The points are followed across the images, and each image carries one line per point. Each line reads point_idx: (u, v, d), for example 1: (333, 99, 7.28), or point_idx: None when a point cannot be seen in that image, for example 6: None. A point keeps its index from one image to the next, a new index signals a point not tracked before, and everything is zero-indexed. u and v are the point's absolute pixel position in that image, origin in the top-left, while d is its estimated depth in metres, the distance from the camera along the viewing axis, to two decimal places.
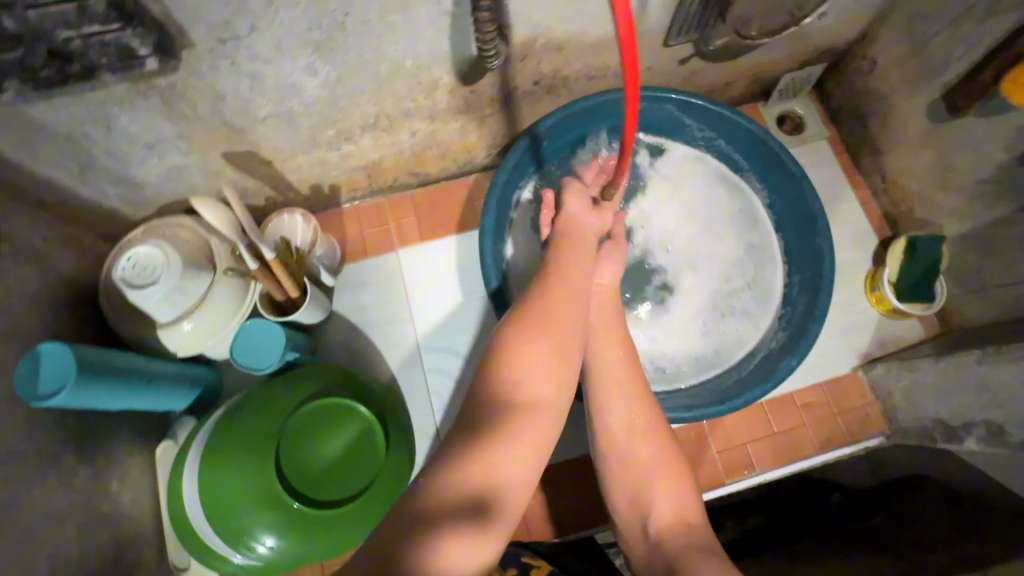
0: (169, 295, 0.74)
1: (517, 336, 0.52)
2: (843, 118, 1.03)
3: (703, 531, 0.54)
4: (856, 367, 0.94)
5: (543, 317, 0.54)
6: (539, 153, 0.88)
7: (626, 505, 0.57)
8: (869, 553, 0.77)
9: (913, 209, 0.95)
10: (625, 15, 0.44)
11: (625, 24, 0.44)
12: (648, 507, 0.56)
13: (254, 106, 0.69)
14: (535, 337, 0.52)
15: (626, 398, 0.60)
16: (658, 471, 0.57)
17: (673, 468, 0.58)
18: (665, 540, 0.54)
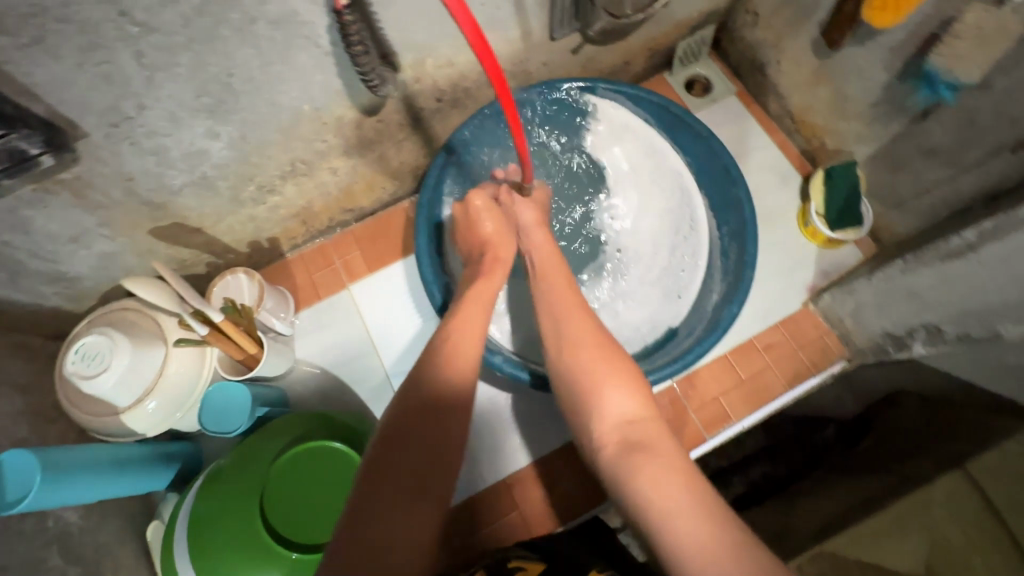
0: (125, 380, 0.74)
1: (418, 390, 0.58)
2: (743, 71, 1.08)
3: (655, 432, 0.53)
4: (805, 301, 0.97)
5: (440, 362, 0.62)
6: (460, 166, 0.92)
7: (577, 411, 0.58)
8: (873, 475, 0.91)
9: (825, 141, 0.99)
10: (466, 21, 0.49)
11: (467, 24, 0.49)
12: (596, 409, 0.56)
13: (167, 179, 0.70)
14: (434, 383, 0.59)
15: (576, 333, 0.64)
16: (604, 373, 0.59)
17: (624, 375, 0.58)
18: (608, 443, 0.54)
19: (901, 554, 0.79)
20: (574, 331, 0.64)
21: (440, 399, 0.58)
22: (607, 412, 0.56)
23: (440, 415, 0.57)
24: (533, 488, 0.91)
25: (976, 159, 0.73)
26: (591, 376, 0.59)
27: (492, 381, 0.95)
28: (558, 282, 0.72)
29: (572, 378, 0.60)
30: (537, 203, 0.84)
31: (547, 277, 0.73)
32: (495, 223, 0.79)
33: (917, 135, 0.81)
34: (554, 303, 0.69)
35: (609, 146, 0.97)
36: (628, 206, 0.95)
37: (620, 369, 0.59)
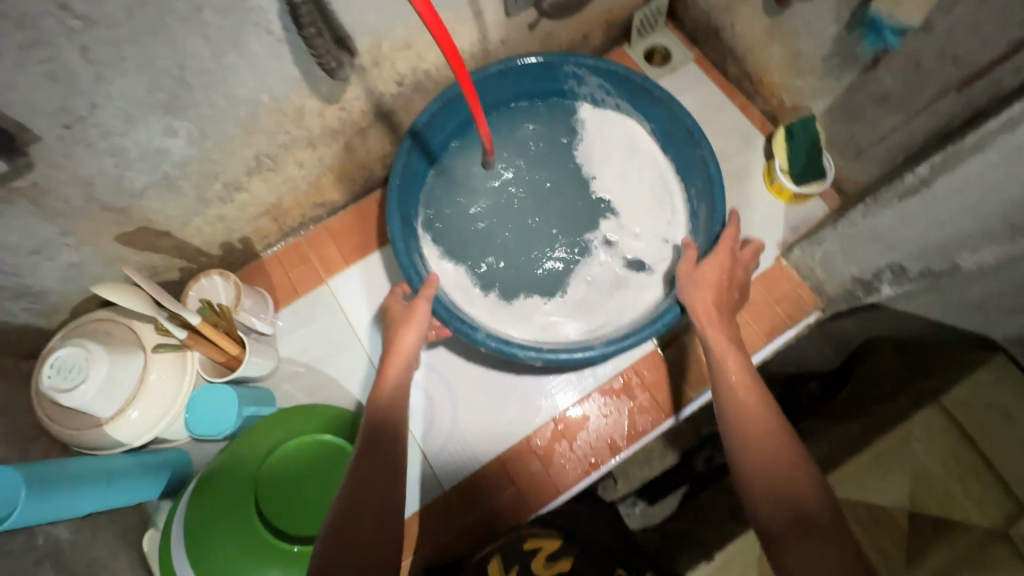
0: (104, 388, 0.72)
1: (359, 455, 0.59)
2: (700, 38, 1.09)
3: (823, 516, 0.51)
4: (777, 256, 0.99)
5: (376, 428, 0.63)
6: (426, 148, 0.91)
7: (743, 469, 0.57)
8: (860, 421, 0.95)
9: (783, 99, 1.01)
10: None
11: None
12: (762, 474, 0.55)
13: (128, 181, 0.69)
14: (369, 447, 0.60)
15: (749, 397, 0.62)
16: (777, 444, 0.56)
17: (796, 453, 0.56)
18: (768, 517, 0.53)
19: (886, 491, 0.86)
20: (748, 391, 0.62)
21: (378, 462, 0.59)
22: (782, 492, 0.53)
23: (387, 481, 0.57)
24: (528, 462, 0.91)
25: (926, 101, 0.76)
26: (772, 448, 0.56)
27: (478, 361, 0.96)
28: (731, 348, 0.69)
29: (737, 440, 0.59)
30: (706, 279, 0.78)
31: (719, 334, 0.71)
32: (405, 315, 0.77)
33: (869, 84, 0.84)
34: (728, 362, 0.67)
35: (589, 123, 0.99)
36: (604, 181, 0.96)
37: (791, 445, 0.56)
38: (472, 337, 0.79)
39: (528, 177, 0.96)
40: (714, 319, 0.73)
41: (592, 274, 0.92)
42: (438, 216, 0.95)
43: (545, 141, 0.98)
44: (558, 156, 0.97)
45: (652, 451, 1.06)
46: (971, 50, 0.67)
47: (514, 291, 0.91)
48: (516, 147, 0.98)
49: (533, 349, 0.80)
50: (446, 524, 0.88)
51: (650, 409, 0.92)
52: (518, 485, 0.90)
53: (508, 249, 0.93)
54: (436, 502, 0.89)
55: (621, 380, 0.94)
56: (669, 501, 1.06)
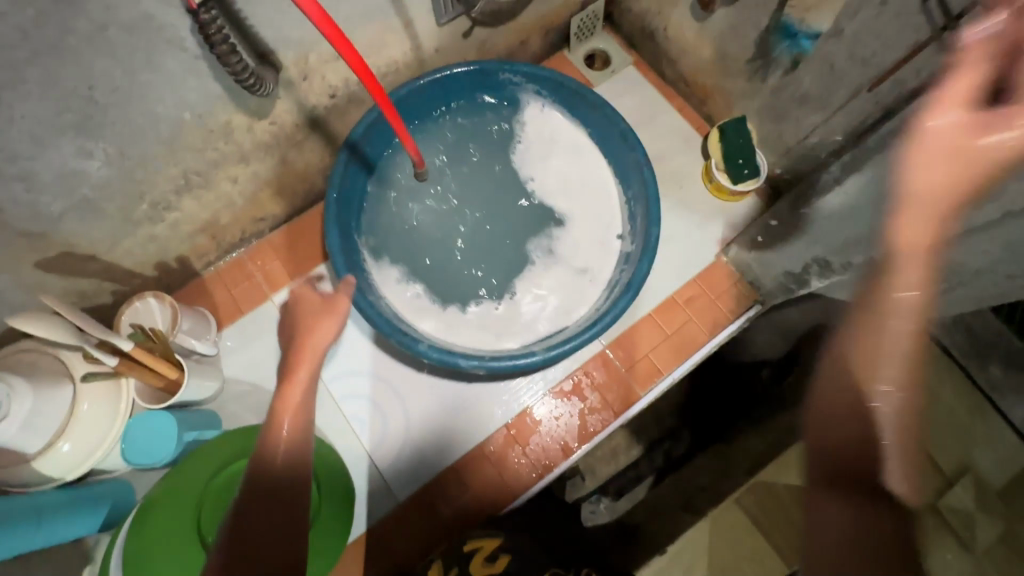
0: (27, 424, 0.69)
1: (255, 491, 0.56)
2: (637, 41, 1.12)
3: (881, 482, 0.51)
4: (718, 253, 1.02)
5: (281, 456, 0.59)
6: (364, 160, 0.90)
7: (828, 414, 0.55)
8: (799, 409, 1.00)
9: (717, 100, 1.04)
10: (315, 11, 0.55)
11: (317, 14, 0.55)
12: (852, 424, 0.53)
13: (43, 206, 0.66)
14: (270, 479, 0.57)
15: (900, 338, 0.52)
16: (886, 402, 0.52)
17: (898, 417, 0.52)
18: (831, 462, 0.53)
19: None
20: (907, 328, 0.52)
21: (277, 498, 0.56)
22: (851, 438, 0.53)
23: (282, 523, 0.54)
24: (481, 469, 0.91)
25: (842, 101, 0.79)
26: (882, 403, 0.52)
27: (428, 371, 0.95)
28: (920, 254, 0.51)
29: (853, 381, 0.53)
30: (954, 153, 0.49)
31: (919, 239, 0.51)
32: (321, 308, 0.69)
33: (790, 85, 0.87)
34: (909, 275, 0.52)
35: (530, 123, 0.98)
36: (549, 185, 0.96)
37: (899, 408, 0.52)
38: (414, 348, 0.79)
39: (472, 184, 0.95)
40: (931, 208, 0.51)
41: (534, 276, 0.92)
42: (378, 225, 0.93)
43: (488, 146, 0.97)
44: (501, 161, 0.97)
45: (617, 446, 1.06)
46: (875, 53, 0.71)
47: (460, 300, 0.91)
48: (460, 152, 0.96)
49: (475, 358, 0.80)
50: (399, 536, 0.88)
51: (601, 411, 0.94)
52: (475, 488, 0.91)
53: (453, 258, 0.92)
54: (390, 514, 0.89)
55: (571, 382, 0.95)
56: (635, 494, 1.04)
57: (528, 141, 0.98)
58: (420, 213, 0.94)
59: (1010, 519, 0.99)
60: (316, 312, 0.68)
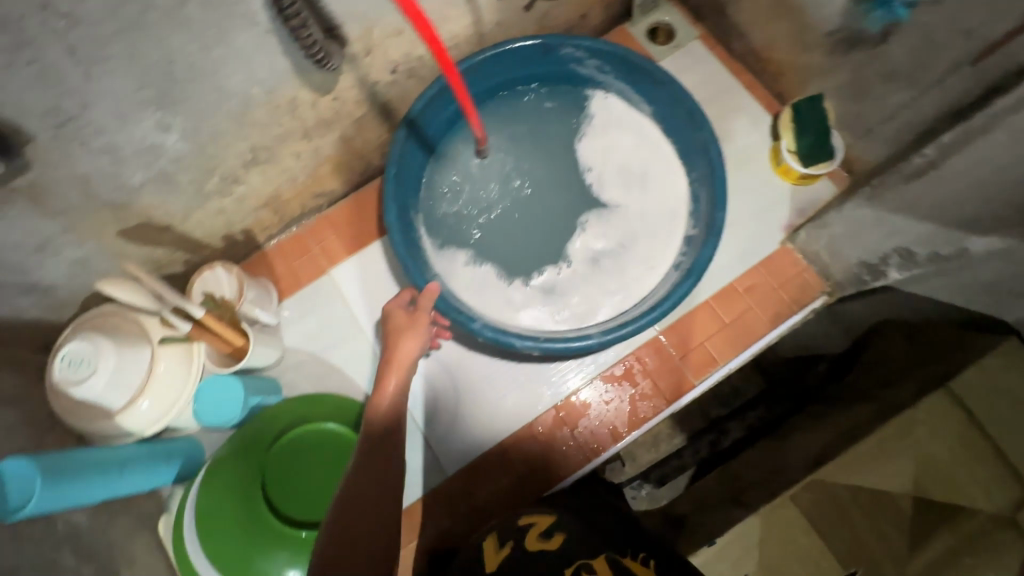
0: (113, 380, 0.74)
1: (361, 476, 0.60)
2: (705, 13, 1.05)
3: None
4: (783, 240, 0.97)
5: (379, 450, 0.63)
6: (422, 137, 0.90)
7: None
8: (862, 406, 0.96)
9: (790, 76, 0.98)
10: None
11: None
12: None
13: (125, 178, 0.70)
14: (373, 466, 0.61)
15: None
16: None
17: None
18: None
19: (889, 476, 0.88)
20: None
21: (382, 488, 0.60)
22: None
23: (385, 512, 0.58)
24: (528, 447, 0.92)
25: (937, 78, 0.73)
26: None
27: (479, 349, 0.96)
28: None
29: None
30: None
31: None
32: (406, 323, 0.74)
33: (877, 59, 0.80)
34: None
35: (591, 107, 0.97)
36: (606, 168, 0.94)
37: None
38: (469, 327, 0.80)
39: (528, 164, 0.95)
40: None
41: (588, 260, 0.91)
42: (436, 206, 0.94)
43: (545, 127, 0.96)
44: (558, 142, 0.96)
45: (660, 434, 1.12)
46: (983, 22, 0.64)
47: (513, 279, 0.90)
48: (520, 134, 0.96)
49: (530, 338, 0.80)
50: (449, 508, 0.90)
51: (653, 398, 0.92)
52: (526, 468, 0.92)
53: (507, 237, 0.92)
54: (439, 487, 0.91)
55: (623, 367, 0.94)
56: (677, 483, 1.10)
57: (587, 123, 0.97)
58: (476, 192, 0.94)
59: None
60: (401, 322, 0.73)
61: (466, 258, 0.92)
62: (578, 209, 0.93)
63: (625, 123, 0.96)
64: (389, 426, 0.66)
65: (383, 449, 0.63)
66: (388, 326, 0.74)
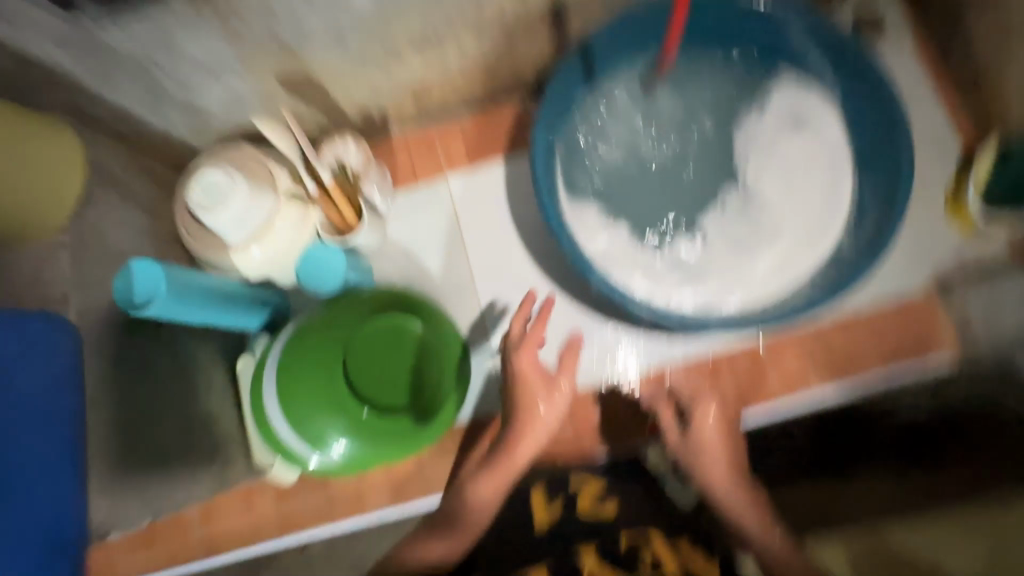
0: (239, 216, 0.75)
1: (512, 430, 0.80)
2: (930, 13, 0.92)
3: None
4: (930, 286, 0.89)
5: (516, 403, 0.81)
6: (590, 67, 0.85)
7: None
8: None
9: (1008, 111, 0.85)
10: None
11: None
12: None
13: (304, 23, 0.70)
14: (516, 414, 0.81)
15: None
16: None
17: None
18: None
19: None
20: None
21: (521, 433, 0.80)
22: None
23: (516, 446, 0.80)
24: (591, 409, 0.91)
25: None
26: None
27: (573, 298, 0.94)
28: None
29: None
30: None
31: None
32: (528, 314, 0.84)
33: None
34: None
35: (776, 90, 0.88)
36: (764, 159, 0.87)
37: None
38: (587, 275, 0.78)
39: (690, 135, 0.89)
40: None
41: (717, 247, 0.86)
42: (574, 145, 0.89)
43: (718, 100, 0.89)
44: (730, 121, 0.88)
45: None
46: None
47: (642, 253, 0.86)
48: (690, 99, 0.89)
49: (645, 304, 0.78)
50: None
51: (724, 433, 0.81)
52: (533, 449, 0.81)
53: (647, 205, 0.88)
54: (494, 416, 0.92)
55: (712, 361, 0.90)
56: None
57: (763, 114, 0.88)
58: (627, 151, 0.89)
59: None
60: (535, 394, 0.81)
61: (591, 204, 0.88)
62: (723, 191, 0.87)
63: (804, 118, 0.88)
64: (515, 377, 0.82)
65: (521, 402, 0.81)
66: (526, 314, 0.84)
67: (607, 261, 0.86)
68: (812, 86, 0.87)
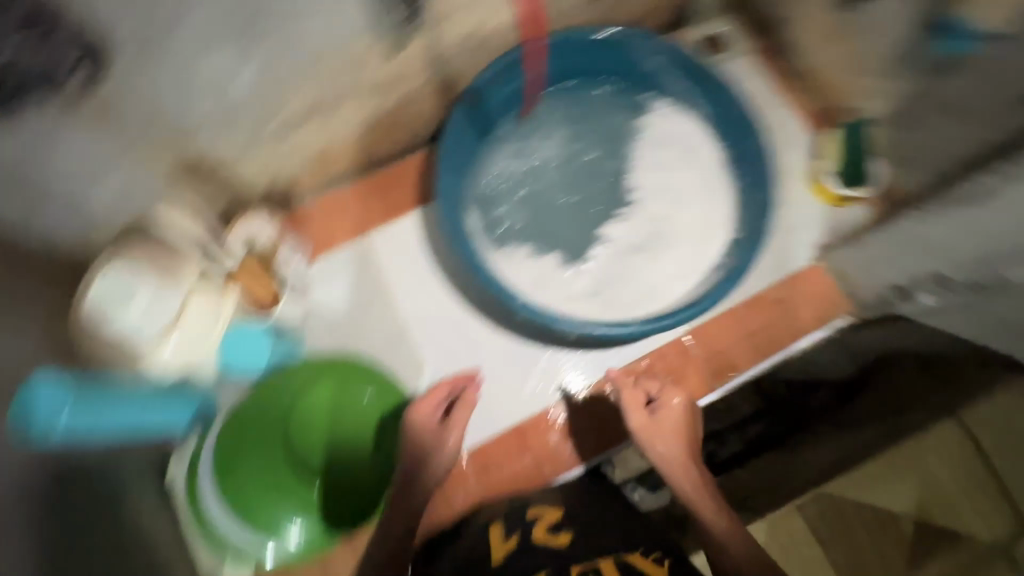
0: (143, 311, 0.70)
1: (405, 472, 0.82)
2: (763, 28, 1.07)
3: None
4: (814, 257, 0.99)
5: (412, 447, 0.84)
6: (480, 112, 0.90)
7: None
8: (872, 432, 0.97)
9: (840, 100, 0.99)
10: None
11: None
12: None
13: (190, 110, 0.70)
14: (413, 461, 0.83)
15: None
16: None
17: None
18: None
19: (894, 496, 0.98)
20: None
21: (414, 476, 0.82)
22: None
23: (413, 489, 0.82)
24: (546, 432, 0.92)
25: (994, 112, 0.70)
26: None
27: (506, 330, 0.96)
28: None
29: None
30: None
31: None
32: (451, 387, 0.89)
33: (934, 90, 0.80)
34: None
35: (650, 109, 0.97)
36: (650, 169, 0.95)
37: None
38: (511, 303, 0.82)
39: (584, 159, 0.95)
40: None
41: (626, 255, 0.92)
42: (479, 183, 0.93)
43: (603, 126, 0.97)
44: (616, 143, 0.96)
45: None
46: None
47: (562, 274, 0.91)
48: (580, 127, 0.96)
49: (570, 322, 0.82)
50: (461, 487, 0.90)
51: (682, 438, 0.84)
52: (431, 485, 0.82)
53: (558, 229, 0.92)
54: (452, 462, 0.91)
55: (646, 363, 0.95)
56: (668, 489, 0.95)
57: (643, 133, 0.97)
58: (530, 183, 0.94)
59: None
60: (428, 439, 0.84)
61: (502, 235, 0.92)
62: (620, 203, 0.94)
63: (680, 129, 0.97)
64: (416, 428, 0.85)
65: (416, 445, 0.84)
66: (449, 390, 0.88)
67: (531, 287, 0.91)
68: (683, 104, 0.97)
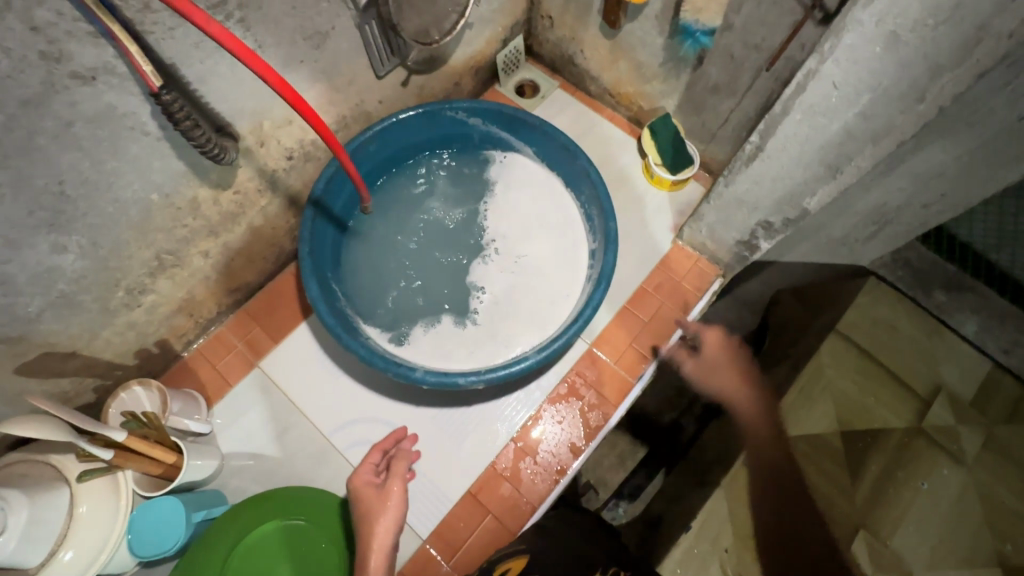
0: (25, 534, 0.65)
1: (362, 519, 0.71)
2: (559, 67, 1.21)
3: None
4: (674, 239, 1.08)
5: (360, 504, 0.72)
6: (330, 213, 0.94)
7: None
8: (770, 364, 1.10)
9: (641, 106, 1.14)
10: (283, 85, 0.61)
11: (279, 82, 0.60)
12: None
13: (20, 308, 0.67)
14: (365, 508, 0.71)
15: None
16: None
17: None
18: None
19: (818, 421, 1.07)
20: None
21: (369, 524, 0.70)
22: None
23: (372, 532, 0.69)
24: (498, 486, 0.92)
25: (748, 83, 0.90)
26: None
27: (429, 403, 0.97)
28: None
29: None
30: None
31: None
32: (386, 443, 0.82)
33: (701, 78, 0.97)
34: None
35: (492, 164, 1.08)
36: (504, 214, 1.04)
37: None
38: (411, 375, 0.83)
39: (448, 226, 1.02)
40: None
41: (506, 293, 0.98)
42: (353, 281, 0.98)
43: (454, 193, 1.05)
44: (477, 205, 1.05)
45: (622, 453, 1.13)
46: (765, 37, 0.81)
47: (460, 333, 0.95)
48: (432, 198, 1.05)
49: (473, 374, 0.84)
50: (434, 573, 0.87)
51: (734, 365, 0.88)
52: (383, 556, 0.67)
53: (443, 292, 0.97)
54: (416, 553, 0.88)
55: (566, 385, 0.98)
56: (648, 491, 1.10)
57: (499, 188, 1.06)
58: (402, 261, 0.99)
59: (991, 426, 1.06)
60: (373, 503, 0.71)
61: (389, 317, 0.95)
62: (490, 252, 1.01)
63: (520, 173, 1.07)
64: (359, 490, 0.73)
65: (360, 502, 0.72)
66: (384, 449, 0.81)
67: (429, 354, 0.93)
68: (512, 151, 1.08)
